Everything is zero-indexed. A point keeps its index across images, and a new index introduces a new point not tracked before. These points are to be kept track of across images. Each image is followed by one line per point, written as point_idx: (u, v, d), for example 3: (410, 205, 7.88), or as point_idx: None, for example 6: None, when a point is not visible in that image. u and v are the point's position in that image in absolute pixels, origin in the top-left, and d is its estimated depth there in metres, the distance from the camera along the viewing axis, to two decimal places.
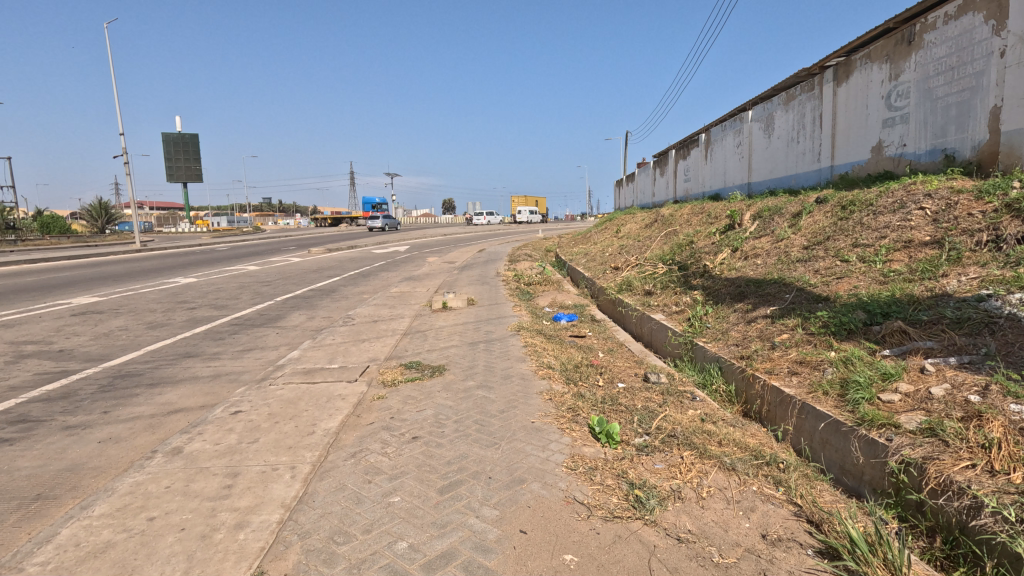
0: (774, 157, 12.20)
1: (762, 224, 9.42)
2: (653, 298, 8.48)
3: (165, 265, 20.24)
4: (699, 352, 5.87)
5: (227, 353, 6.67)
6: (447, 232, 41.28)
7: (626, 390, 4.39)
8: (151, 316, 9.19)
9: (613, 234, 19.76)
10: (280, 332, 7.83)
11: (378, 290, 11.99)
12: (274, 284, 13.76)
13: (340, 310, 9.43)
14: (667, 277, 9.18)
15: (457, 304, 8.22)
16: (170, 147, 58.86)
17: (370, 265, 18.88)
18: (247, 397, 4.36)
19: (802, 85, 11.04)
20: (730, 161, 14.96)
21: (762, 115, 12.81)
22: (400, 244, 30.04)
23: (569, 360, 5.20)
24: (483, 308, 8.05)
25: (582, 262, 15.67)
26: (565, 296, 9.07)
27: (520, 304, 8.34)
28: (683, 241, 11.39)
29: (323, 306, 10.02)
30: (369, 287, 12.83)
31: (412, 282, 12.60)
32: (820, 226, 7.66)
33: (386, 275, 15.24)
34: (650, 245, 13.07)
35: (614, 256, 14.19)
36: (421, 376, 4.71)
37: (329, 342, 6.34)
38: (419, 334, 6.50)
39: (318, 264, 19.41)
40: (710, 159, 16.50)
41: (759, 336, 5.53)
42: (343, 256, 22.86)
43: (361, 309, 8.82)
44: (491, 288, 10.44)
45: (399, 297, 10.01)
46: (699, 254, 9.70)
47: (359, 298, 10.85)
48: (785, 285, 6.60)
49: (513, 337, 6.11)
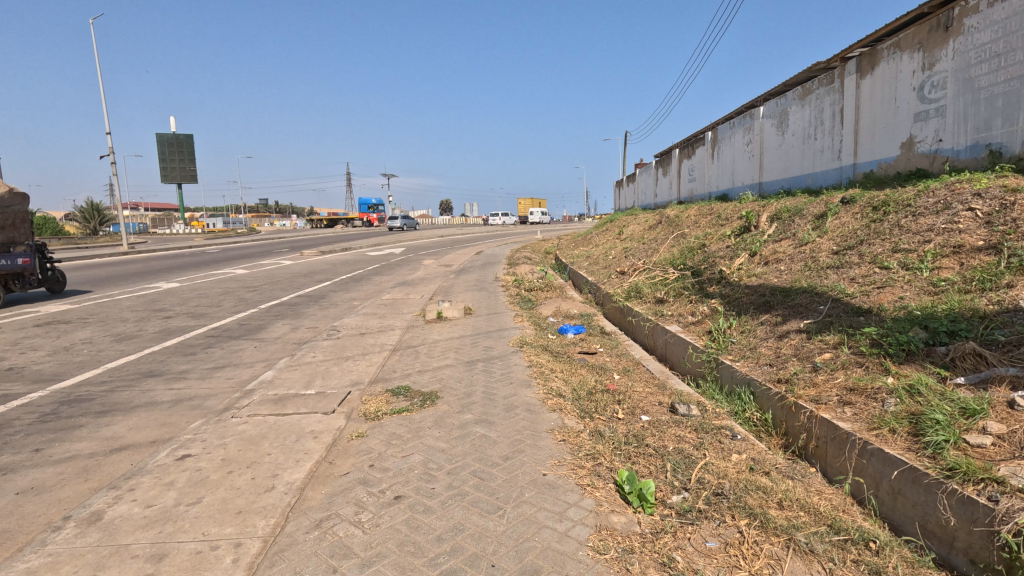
0: (788, 155, 11.55)
1: (781, 226, 8.77)
2: (666, 308, 7.81)
3: (150, 268, 19.48)
4: (725, 372, 5.20)
5: (196, 371, 5.97)
6: (444, 233, 40.61)
7: (652, 425, 3.72)
8: (121, 326, 8.48)
9: (615, 236, 19.07)
10: (257, 346, 7.13)
11: (369, 296, 11.28)
12: (260, 290, 13.03)
13: (327, 320, 8.73)
14: (680, 283, 8.51)
15: (453, 314, 7.55)
16: (164, 148, 58.02)
17: (363, 269, 18.16)
18: (201, 434, 3.68)
19: (820, 78, 10.39)
20: (739, 159, 14.31)
21: (775, 111, 12.16)
22: (396, 246, 29.34)
23: (581, 385, 4.52)
24: (481, 318, 7.39)
25: (584, 265, 15.00)
26: (570, 304, 8.40)
27: (521, 314, 7.67)
28: (693, 243, 10.73)
29: (308, 315, 9.32)
30: (360, 293, 12.12)
31: (406, 288, 11.89)
32: (850, 229, 7.00)
33: (379, 280, 14.52)
34: (657, 249, 12.40)
35: (619, 260, 13.51)
36: (409, 407, 4.02)
37: (308, 361, 5.64)
38: (410, 351, 5.81)
39: (310, 267, 18.69)
40: (717, 157, 15.86)
41: (795, 355, 4.87)
42: (336, 259, 22.14)
43: (349, 320, 8.13)
44: (490, 294, 9.76)
45: (390, 305, 9.31)
46: (713, 258, 9.04)
47: (348, 306, 10.14)
48: (818, 294, 5.93)
49: (515, 354, 5.43)
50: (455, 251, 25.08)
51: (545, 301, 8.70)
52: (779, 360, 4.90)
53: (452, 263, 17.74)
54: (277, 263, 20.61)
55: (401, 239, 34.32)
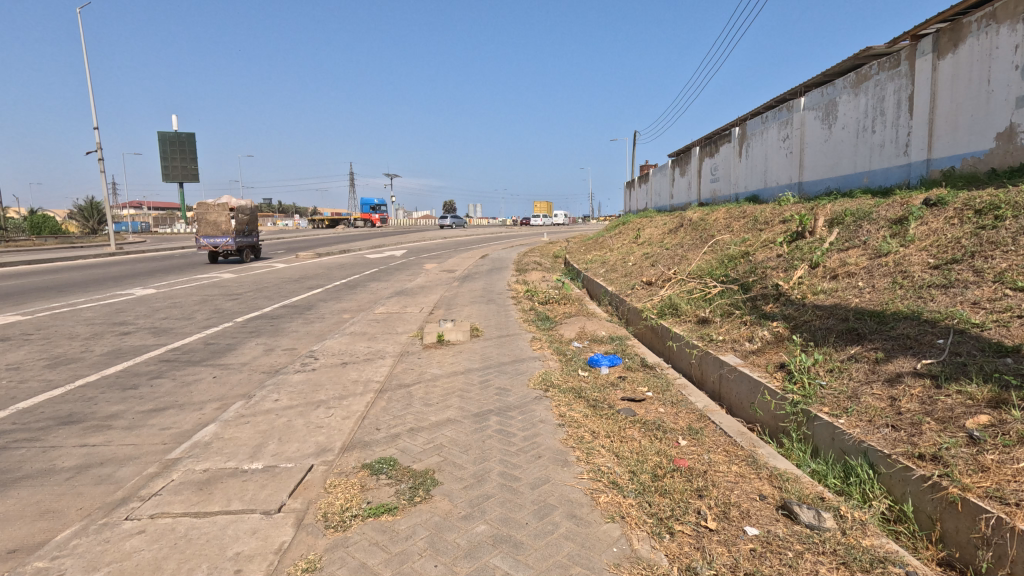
0: (836, 151, 10.22)
1: (844, 232, 7.42)
2: (713, 330, 6.50)
3: (135, 270, 18.29)
4: (822, 431, 3.87)
5: (127, 416, 4.65)
6: (448, 235, 39.40)
7: (770, 548, 2.38)
8: (65, 346, 7.18)
9: (631, 240, 17.74)
10: (217, 377, 5.82)
11: (360, 309, 10.00)
12: (241, 298, 11.76)
13: (305, 340, 7.42)
14: (726, 300, 7.20)
15: (458, 339, 6.23)
16: (166, 147, 57.06)
17: (360, 274, 16.85)
18: (65, 559, 2.35)
19: (880, 62, 9.05)
20: (774, 157, 12.95)
21: (820, 102, 10.82)
22: (397, 248, 28.13)
23: (638, 458, 3.20)
24: (490, 343, 6.08)
25: (600, 272, 13.69)
26: (595, 321, 7.12)
27: (540, 337, 6.39)
28: (732, 250, 9.37)
29: (287, 333, 8.01)
30: (352, 303, 10.85)
31: (404, 298, 10.59)
32: (949, 238, 5.66)
33: (373, 288, 13.24)
34: (686, 257, 11.07)
35: (641, 267, 12.21)
36: (395, 506, 2.69)
37: (267, 405, 4.30)
38: (401, 395, 4.47)
39: (303, 272, 17.41)
40: (746, 156, 14.54)
41: (930, 413, 3.52)
42: (333, 262, 20.88)
43: (332, 340, 6.82)
44: (498, 309, 8.45)
45: (382, 321, 8.01)
46: (761, 270, 7.72)
47: (335, 321, 8.83)
48: (929, 322, 4.59)
49: (539, 404, 4.09)
50: (458, 254, 23.83)
51: (566, 319, 7.42)
52: (906, 418, 3.56)
53: (454, 269, 16.50)
54: (270, 266, 19.34)
55: (404, 240, 33.19)
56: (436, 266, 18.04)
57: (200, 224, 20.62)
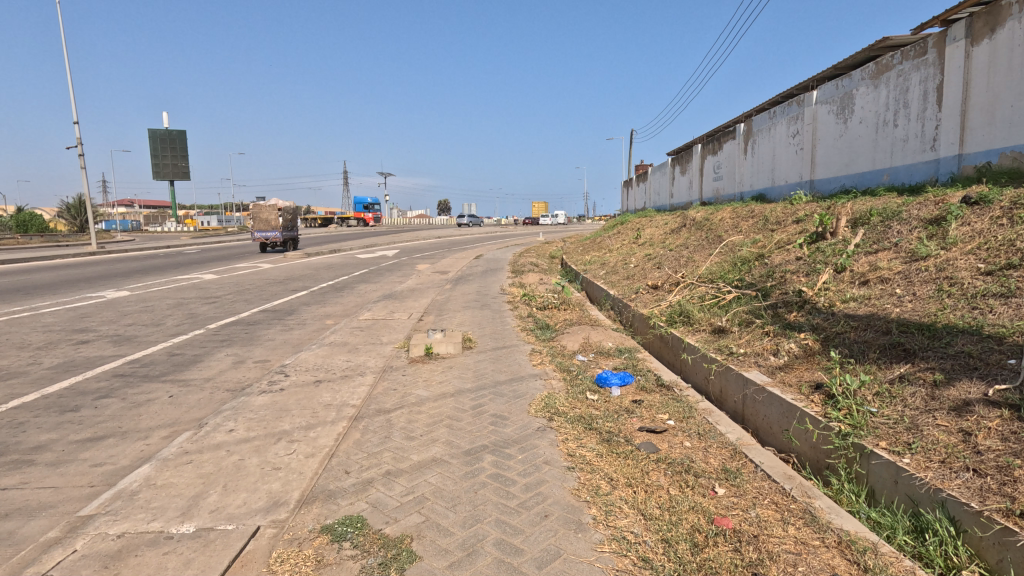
0: (853, 147, 9.63)
1: (871, 232, 6.81)
2: (732, 341, 5.87)
3: (113, 270, 17.50)
4: (882, 472, 3.22)
5: (55, 448, 3.94)
6: (442, 235, 38.84)
7: None
8: (10, 357, 6.45)
9: (631, 240, 17.12)
10: (174, 395, 5.12)
11: (345, 314, 9.30)
12: (219, 302, 11.05)
13: (280, 351, 6.72)
14: (742, 307, 6.59)
15: (450, 353, 5.55)
16: (157, 145, 55.96)
17: (349, 275, 16.20)
18: None
19: (903, 50, 8.47)
20: (783, 154, 12.35)
21: (835, 95, 10.21)
22: (388, 248, 27.49)
23: (669, 518, 2.54)
24: (485, 357, 5.41)
25: (600, 273, 13.09)
26: (600, 330, 6.49)
27: (541, 349, 5.74)
28: (744, 252, 8.76)
29: (261, 342, 7.29)
30: (337, 307, 10.18)
31: (393, 302, 9.94)
32: (1000, 240, 5.06)
33: (361, 290, 12.56)
34: (693, 259, 10.45)
35: (645, 269, 11.59)
36: None
37: (218, 437, 3.61)
38: (379, 424, 3.78)
39: (290, 273, 16.74)
40: (752, 153, 13.96)
41: (1019, 453, 2.89)
42: (322, 262, 20.22)
43: (307, 351, 6.12)
44: (493, 316, 7.82)
45: (366, 329, 7.33)
46: (780, 274, 7.10)
47: (315, 329, 8.13)
48: (994, 338, 3.96)
49: (542, 438, 3.42)
50: (451, 254, 23.18)
51: (569, 327, 6.77)
52: (992, 460, 2.90)
53: (448, 270, 15.84)
54: (255, 267, 18.59)
55: (398, 240, 32.55)
56: (428, 267, 17.38)
57: (256, 221, 25.39)
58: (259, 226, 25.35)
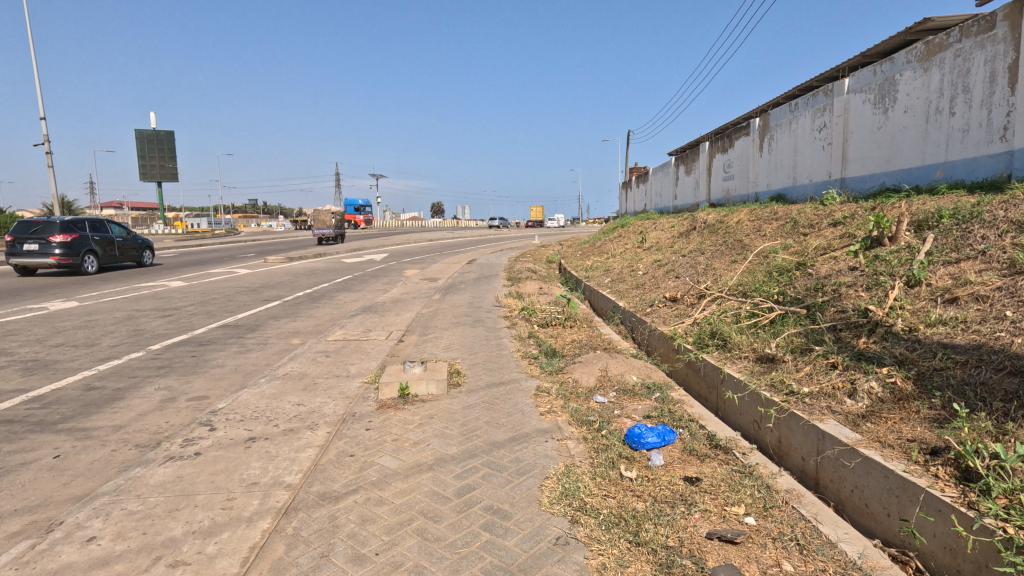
0: (895, 140, 8.51)
1: (944, 238, 5.64)
2: (787, 375, 4.67)
3: (75, 276, 16.15)
4: None
5: None
6: (434, 238, 37.77)
7: None
8: None
9: (635, 245, 15.93)
10: (61, 455, 3.83)
11: (315, 332, 8.03)
12: (177, 314, 9.78)
13: (224, 385, 5.44)
14: (791, 329, 5.41)
15: (432, 395, 4.29)
16: (143, 147, 54.30)
17: (331, 282, 14.98)
18: None
19: (961, 27, 7.38)
20: (806, 150, 11.24)
21: (871, 82, 9.09)
22: (377, 251, 26.36)
23: None
24: (477, 400, 4.17)
25: (604, 281, 11.95)
26: (620, 358, 5.27)
27: (550, 387, 4.52)
28: (777, 259, 7.58)
29: (204, 371, 6.01)
30: (308, 322, 8.90)
31: (372, 315, 8.72)
32: None
33: (340, 300, 11.30)
34: (712, 267, 9.27)
35: (656, 277, 10.40)
36: None
37: (63, 556, 2.34)
38: (317, 528, 2.51)
39: (268, 280, 15.49)
40: (770, 150, 12.83)
41: None
42: (306, 267, 19.00)
43: (252, 387, 4.84)
44: (488, 336, 6.62)
45: (333, 353, 6.06)
46: (832, 287, 5.91)
47: (276, 352, 6.87)
48: None
49: (566, 564, 2.19)
50: (442, 259, 21.95)
51: (583, 355, 5.57)
52: None
53: (439, 276, 14.69)
54: (231, 273, 17.27)
55: (387, 243, 31.25)
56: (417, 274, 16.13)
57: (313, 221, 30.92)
58: (320, 224, 34.20)
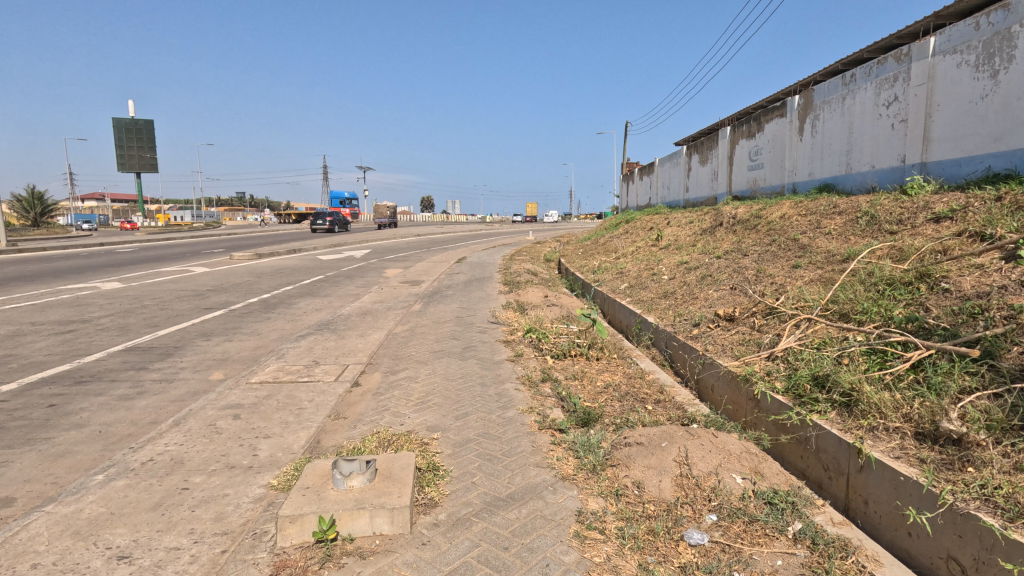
0: (1009, 111, 6.59)
1: None
2: (1010, 481, 2.67)
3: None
4: None
5: None
6: (423, 232, 35.65)
7: None
8: None
9: (649, 243, 13.96)
10: None
11: (247, 360, 5.93)
12: (81, 330, 7.58)
13: (54, 474, 3.33)
14: (969, 385, 3.40)
15: (381, 541, 2.24)
16: (121, 135, 51.51)
17: (298, 284, 12.84)
18: None
19: None
20: (868, 130, 9.28)
21: (971, 38, 7.15)
22: (359, 247, 24.12)
23: None
24: (469, 557, 2.13)
25: (620, 287, 9.98)
26: (701, 431, 3.26)
27: (601, 511, 2.50)
28: (874, 267, 5.59)
29: (47, 439, 3.89)
30: (245, 344, 6.80)
31: (330, 335, 6.64)
32: None
33: (299, 310, 9.19)
34: (767, 274, 7.31)
35: (688, 285, 8.43)
36: None
37: None
38: None
39: (225, 281, 13.30)
40: (815, 132, 10.86)
41: None
42: (277, 265, 16.86)
43: (71, 496, 2.75)
44: (485, 377, 4.60)
45: (248, 407, 3.99)
46: (1004, 310, 3.91)
47: (178, 398, 4.77)
48: None
49: None
50: (429, 257, 19.80)
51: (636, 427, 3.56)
52: None
53: (423, 278, 12.62)
54: (185, 271, 15.07)
55: (372, 239, 28.98)
56: (397, 275, 14.02)
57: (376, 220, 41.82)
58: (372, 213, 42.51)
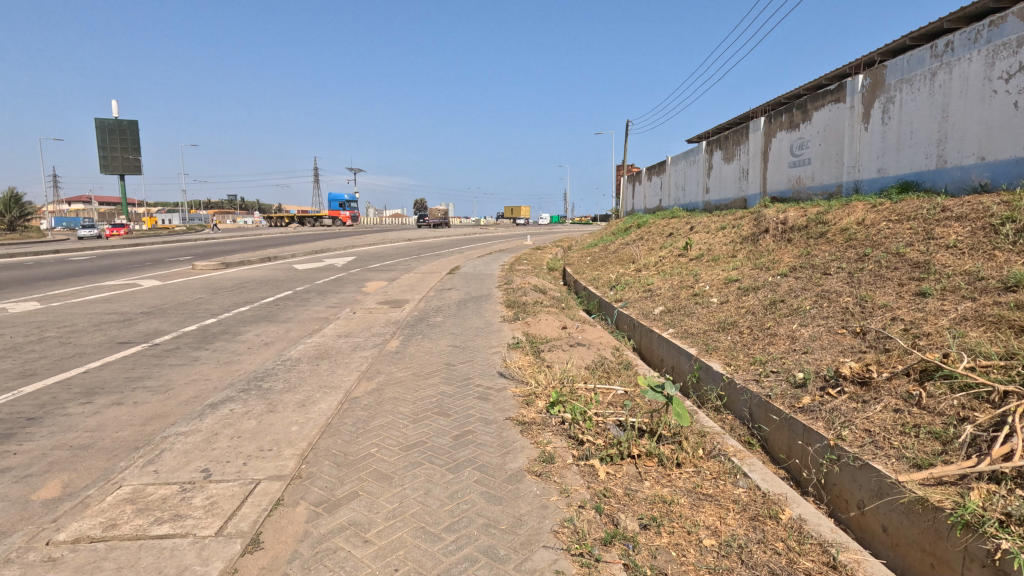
0: None
1: None
2: None
3: None
4: None
5: None
6: (414, 237, 33.47)
7: None
8: None
9: (675, 252, 11.88)
10: None
11: (113, 454, 3.76)
12: None
13: None
14: None
15: None
16: (104, 135, 49.33)
17: (257, 303, 10.60)
18: None
19: None
20: (974, 112, 7.24)
21: None
22: (345, 254, 21.99)
23: None
24: None
25: (656, 311, 7.88)
26: None
27: None
28: None
29: None
30: (134, 415, 4.59)
31: (257, 402, 4.45)
32: None
33: (241, 345, 7.00)
34: (879, 305, 5.23)
35: (754, 314, 6.33)
36: None
37: None
38: None
39: (173, 298, 11.08)
40: (890, 117, 8.81)
41: None
42: (245, 277, 14.69)
43: None
44: (500, 527, 2.48)
45: None
46: None
47: None
48: None
49: None
50: (420, 266, 17.65)
51: None
52: None
53: (408, 296, 10.45)
54: (129, 285, 12.79)
55: (360, 245, 26.77)
56: (379, 290, 11.83)
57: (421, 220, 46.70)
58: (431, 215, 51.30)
